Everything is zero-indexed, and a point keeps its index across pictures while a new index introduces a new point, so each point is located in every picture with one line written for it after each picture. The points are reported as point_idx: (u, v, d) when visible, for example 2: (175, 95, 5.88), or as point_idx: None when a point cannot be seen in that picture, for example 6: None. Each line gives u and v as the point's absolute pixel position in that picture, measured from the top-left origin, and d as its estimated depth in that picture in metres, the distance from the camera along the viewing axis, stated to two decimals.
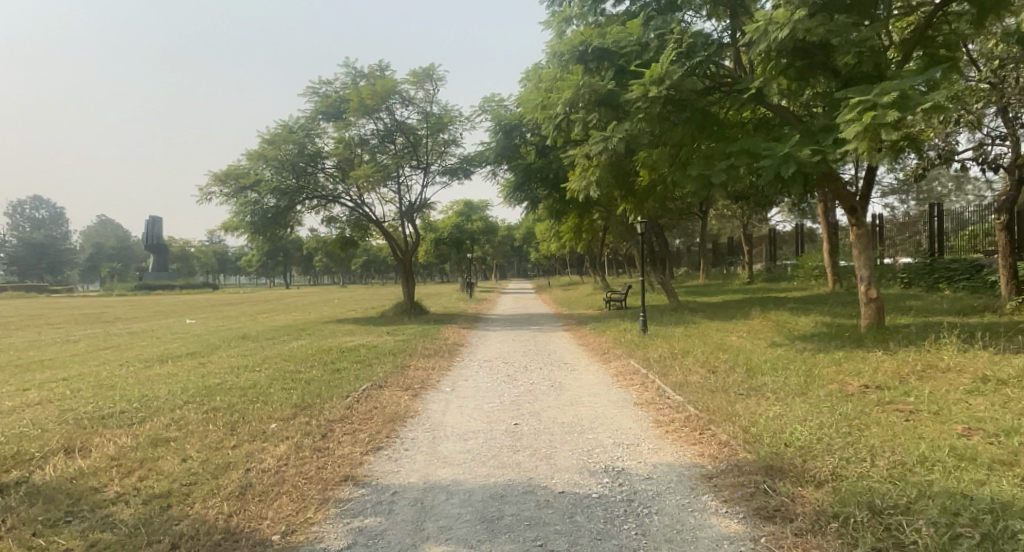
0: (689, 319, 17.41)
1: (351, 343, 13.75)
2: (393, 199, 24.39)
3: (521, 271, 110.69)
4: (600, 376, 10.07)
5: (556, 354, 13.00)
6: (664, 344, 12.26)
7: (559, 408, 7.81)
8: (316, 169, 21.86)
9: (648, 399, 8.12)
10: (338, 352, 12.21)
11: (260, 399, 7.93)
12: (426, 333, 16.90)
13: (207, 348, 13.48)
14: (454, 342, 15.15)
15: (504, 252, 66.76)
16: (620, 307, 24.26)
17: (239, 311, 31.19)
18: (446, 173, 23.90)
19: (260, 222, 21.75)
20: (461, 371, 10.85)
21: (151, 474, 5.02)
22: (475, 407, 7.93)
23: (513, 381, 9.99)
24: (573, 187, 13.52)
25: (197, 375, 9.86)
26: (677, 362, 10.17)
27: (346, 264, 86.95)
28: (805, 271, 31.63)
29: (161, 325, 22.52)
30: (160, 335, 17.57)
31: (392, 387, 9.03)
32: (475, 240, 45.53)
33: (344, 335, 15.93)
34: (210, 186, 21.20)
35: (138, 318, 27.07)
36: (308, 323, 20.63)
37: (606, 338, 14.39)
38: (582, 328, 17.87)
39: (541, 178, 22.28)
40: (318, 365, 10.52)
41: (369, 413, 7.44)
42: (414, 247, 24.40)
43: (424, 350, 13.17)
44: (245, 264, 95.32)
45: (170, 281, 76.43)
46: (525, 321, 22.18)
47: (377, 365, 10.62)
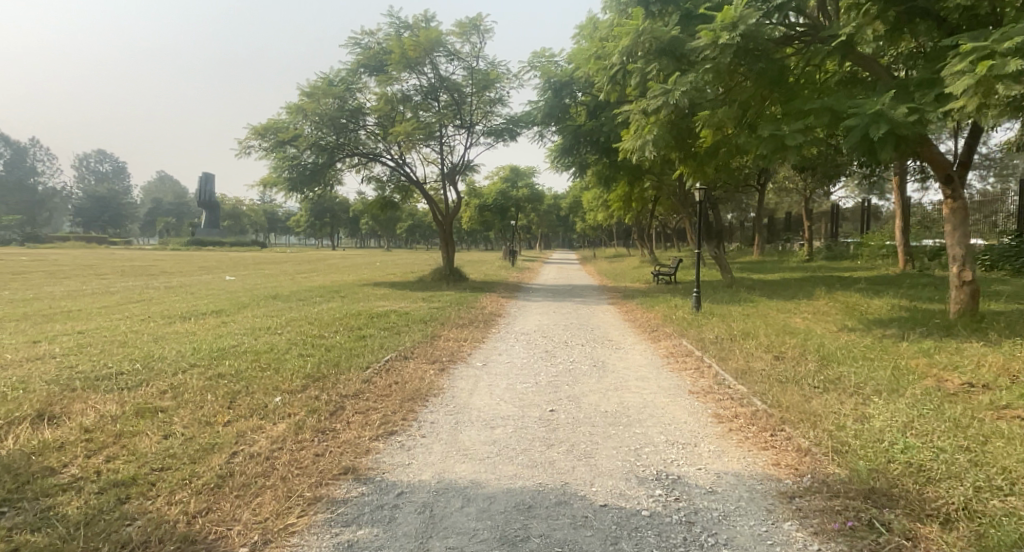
0: (745, 297, 16.11)
1: (383, 308, 13.03)
2: (435, 160, 23.54)
3: (566, 241, 109.21)
4: (648, 358, 9.06)
5: (600, 330, 12.01)
6: (720, 324, 11.12)
7: (601, 394, 6.86)
8: (357, 126, 21.16)
9: (704, 388, 7.09)
10: (367, 317, 11.51)
11: (271, 366, 7.25)
12: (463, 300, 16.09)
13: (236, 306, 12.97)
14: (491, 312, 14.29)
15: (549, 221, 65.49)
16: (669, 281, 23.01)
17: (280, 270, 31.08)
18: (491, 134, 22.87)
19: (299, 178, 21.24)
20: (495, 345, 10.00)
21: (122, 454, 4.29)
22: (506, 387, 7.07)
23: (551, 358, 9.09)
24: (626, 148, 12.34)
25: (215, 336, 9.29)
26: (737, 345, 9.06)
27: (390, 228, 87.07)
28: (871, 250, 29.59)
29: (201, 281, 22.38)
30: (194, 291, 17.28)
31: (416, 360, 8.21)
32: (519, 207, 44.47)
33: (377, 300, 15.27)
34: (249, 139, 20.69)
35: (180, 273, 27.18)
36: (344, 285, 20.13)
37: (654, 314, 13.31)
38: (629, 302, 16.78)
39: (590, 142, 21.05)
40: (342, 331, 9.84)
41: (387, 389, 6.64)
42: (455, 211, 23.54)
43: (458, 320, 12.37)
44: (294, 225, 96.58)
45: (221, 239, 77.92)
46: (568, 292, 21.18)
47: (405, 334, 9.88)
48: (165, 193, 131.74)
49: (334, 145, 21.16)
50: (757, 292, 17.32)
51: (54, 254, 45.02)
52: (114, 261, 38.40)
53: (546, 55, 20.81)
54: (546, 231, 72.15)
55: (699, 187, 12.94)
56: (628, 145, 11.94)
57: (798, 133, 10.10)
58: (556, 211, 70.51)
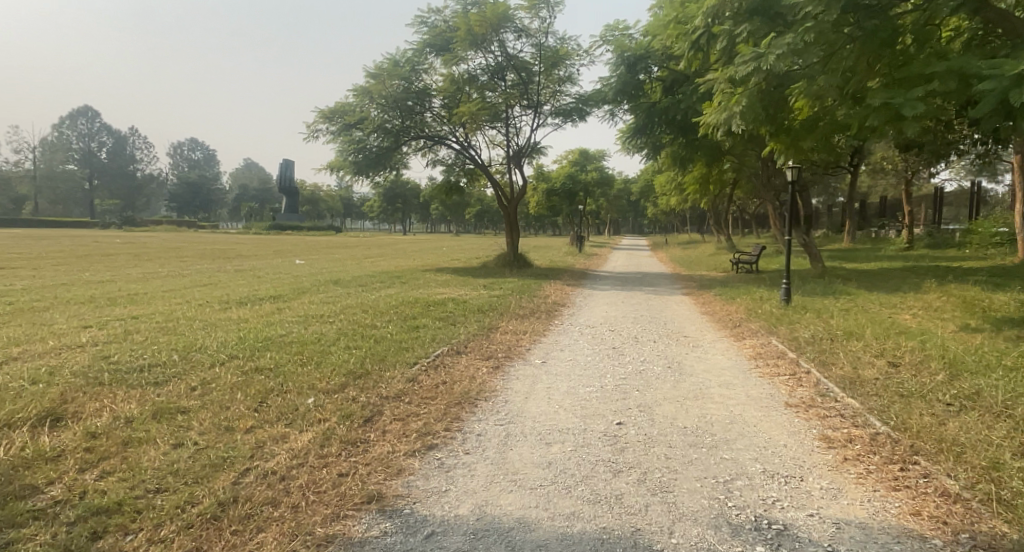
0: (838, 289, 14.57)
1: (441, 297, 12.40)
2: (501, 142, 22.77)
3: (637, 227, 106.62)
4: (732, 360, 7.98)
5: (676, 324, 10.96)
6: (815, 321, 9.86)
7: (679, 404, 5.91)
8: (423, 107, 20.66)
9: (802, 401, 6.01)
10: (423, 307, 10.88)
11: (311, 360, 6.67)
12: (527, 288, 15.30)
13: (293, 292, 12.63)
14: (556, 302, 13.43)
15: (619, 206, 63.70)
16: (750, 270, 21.45)
17: (346, 254, 31.24)
18: (559, 115, 21.91)
19: (364, 162, 20.90)
20: (558, 340, 9.15)
21: (118, 468, 3.72)
22: (568, 392, 6.22)
23: (620, 357, 8.15)
24: (709, 122, 11.14)
25: (263, 323, 8.86)
26: (837, 348, 7.87)
27: (459, 213, 87.30)
28: (981, 238, 26.84)
29: (270, 264, 22.55)
30: (260, 275, 17.32)
31: (469, 356, 7.48)
32: (589, 191, 43.15)
33: (438, 287, 14.69)
34: (317, 123, 20.46)
35: (251, 257, 27.62)
36: (407, 271, 19.79)
37: (737, 308, 12.10)
38: (706, 293, 15.55)
39: (666, 120, 19.79)
40: (395, 323, 9.23)
41: (434, 390, 5.93)
42: (521, 195, 22.71)
43: (520, 311, 11.59)
44: (368, 210, 98.44)
45: (298, 223, 80.15)
46: (639, 281, 20.05)
47: (460, 328, 9.16)
48: (247, 179, 137.18)
49: (400, 127, 20.70)
50: (852, 284, 15.69)
51: (142, 237, 47.26)
52: (195, 244, 39.86)
53: (619, 28, 19.56)
54: (617, 217, 70.39)
55: (790, 168, 11.60)
56: (711, 119, 10.75)
57: (915, 102, 8.68)
58: (626, 196, 68.59)
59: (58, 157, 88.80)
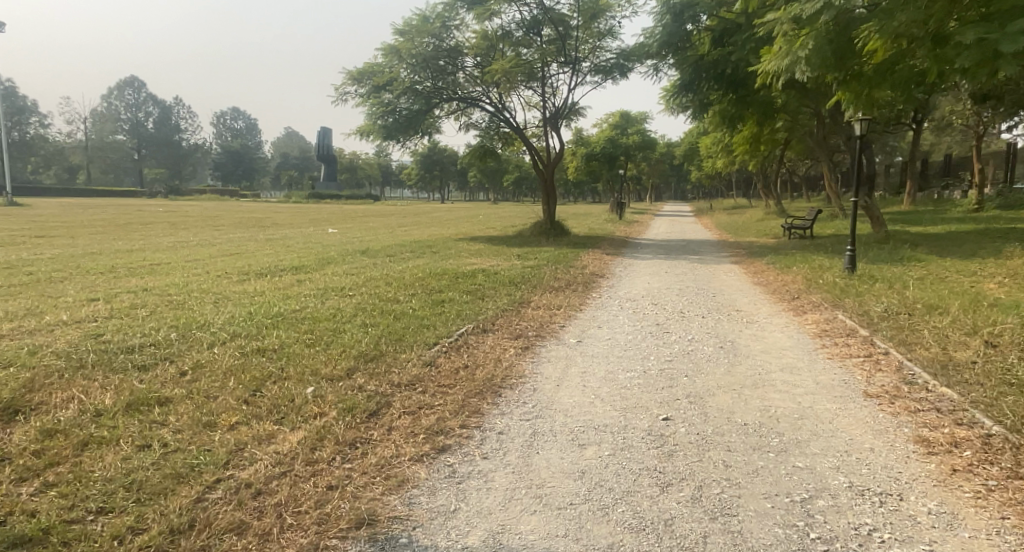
0: (906, 257, 13.35)
1: (471, 268, 11.68)
2: (537, 104, 21.75)
3: (680, 192, 103.96)
4: (793, 339, 7.06)
5: (726, 296, 10.05)
6: (887, 293, 8.83)
7: (736, 395, 5.07)
8: (455, 67, 19.77)
9: (885, 391, 5.12)
10: (452, 279, 10.21)
11: (322, 339, 6.04)
12: (563, 258, 14.45)
13: (317, 262, 12.09)
14: (594, 273, 12.57)
15: (661, 171, 61.79)
16: (804, 236, 20.14)
17: (381, 222, 30.90)
18: (598, 72, 20.78)
19: (394, 126, 20.13)
20: (596, 317, 8.36)
21: (62, 478, 3.11)
22: (606, 381, 5.46)
23: (664, 335, 7.32)
24: (768, 69, 9.97)
25: (280, 296, 8.31)
26: (916, 327, 6.90)
27: (496, 179, 86.21)
28: None
29: (302, 233, 22.21)
30: (291, 244, 17.02)
31: (496, 336, 6.76)
32: (630, 155, 41.59)
33: (469, 257, 14.03)
34: (345, 85, 19.73)
35: (286, 225, 27.46)
36: (439, 240, 19.13)
37: (794, 278, 11.08)
38: (757, 261, 14.46)
39: (714, 74, 18.66)
40: (420, 298, 8.58)
41: (453, 376, 5.24)
42: (558, 159, 21.74)
43: (556, 282, 10.82)
44: (407, 178, 98.14)
45: (337, 192, 80.26)
46: (684, 249, 18.97)
47: (490, 304, 8.47)
48: (288, 148, 138.39)
49: (431, 88, 19.90)
50: (921, 251, 14.40)
51: (186, 207, 48.04)
52: (234, 213, 40.09)
53: None
54: (658, 182, 68.39)
55: (859, 122, 10.42)
56: (772, 66, 9.77)
57: (1017, 36, 7.49)
58: (669, 160, 66.48)
59: (105, 129, 90.65)
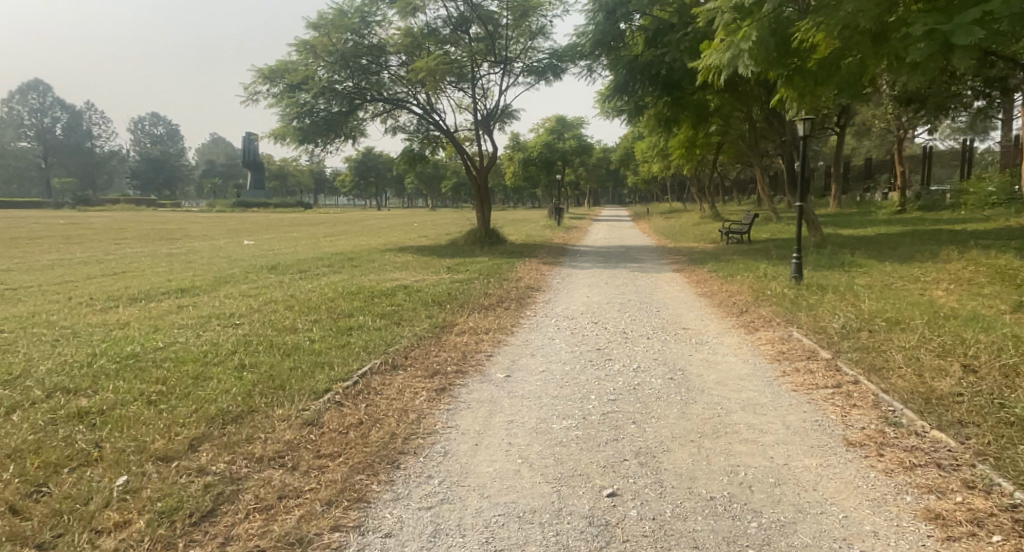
0: (848, 262, 12.95)
1: (391, 285, 10.43)
2: (468, 105, 20.66)
3: (617, 197, 104.80)
4: (751, 364, 6.19)
5: (671, 312, 9.22)
6: (841, 306, 8.15)
7: (695, 451, 4.07)
8: (378, 65, 18.53)
9: (868, 437, 4.21)
10: (367, 300, 8.98)
11: (173, 392, 4.71)
12: (496, 270, 13.35)
13: (213, 282, 10.54)
14: (529, 286, 11.54)
15: (599, 177, 61.93)
16: (741, 241, 19.80)
17: (305, 232, 29.17)
18: (530, 73, 19.97)
19: (311, 128, 18.61)
20: (530, 342, 7.29)
21: None
22: (537, 436, 4.35)
23: (607, 365, 6.31)
24: (708, 64, 9.18)
25: (148, 329, 6.88)
26: (883, 348, 6.13)
27: (434, 185, 84.46)
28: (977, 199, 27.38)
29: (215, 245, 20.42)
30: (197, 258, 15.42)
31: (406, 377, 5.57)
32: (567, 160, 41.01)
33: (393, 271, 12.85)
34: (256, 84, 18.09)
35: (201, 237, 25.49)
36: (364, 251, 17.72)
37: (739, 288, 10.36)
38: (698, 269, 13.78)
39: (648, 75, 18.04)
40: (322, 327, 7.30)
41: (338, 441, 4.03)
42: (492, 163, 20.67)
43: (486, 299, 9.75)
44: (340, 185, 95.06)
45: (265, 200, 76.71)
46: (623, 256, 18.22)
47: (404, 331, 7.27)
48: (215, 154, 132.78)
49: (352, 88, 18.58)
50: (860, 255, 14.06)
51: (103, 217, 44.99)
52: (150, 224, 37.53)
53: None
54: (596, 187, 68.31)
55: (802, 122, 9.78)
56: (713, 61, 8.95)
57: (971, 27, 7.15)
58: (606, 165, 66.88)
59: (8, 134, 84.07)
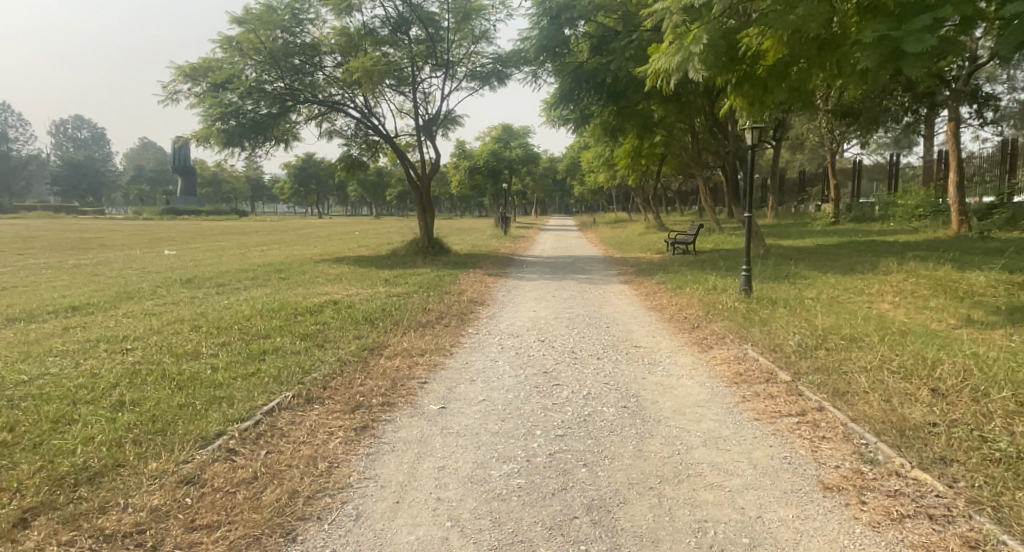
0: (794, 274, 12.83)
1: (320, 300, 9.57)
2: (410, 109, 19.90)
3: (562, 206, 105.68)
4: (708, 388, 5.68)
5: (620, 328, 8.71)
6: (795, 321, 7.80)
7: (655, 503, 3.50)
8: (312, 66, 17.71)
9: (845, 479, 3.72)
10: (290, 318, 8.12)
11: (20, 444, 3.82)
12: (437, 283, 12.64)
13: (117, 298, 9.45)
14: (471, 300, 10.87)
15: (545, 186, 61.94)
16: (686, 251, 19.69)
17: (236, 241, 27.63)
18: (473, 77, 19.46)
19: (238, 130, 17.45)
20: (469, 365, 6.61)
21: None
22: (472, 487, 3.69)
23: (553, 392, 5.69)
24: (656, 67, 8.74)
25: (19, 357, 5.88)
26: (846, 368, 5.74)
27: (377, 193, 82.81)
28: (905, 210, 28.43)
29: (133, 255, 18.98)
30: (109, 270, 14.15)
31: (322, 414, 4.82)
32: (512, 169, 40.62)
33: (325, 284, 11.98)
34: (176, 82, 16.83)
35: (121, 246, 23.79)
36: (297, 262, 16.68)
37: (688, 302, 9.97)
38: (646, 281, 13.43)
39: (593, 82, 17.73)
40: (232, 352, 6.41)
41: (221, 506, 3.28)
42: (434, 169, 19.95)
43: (425, 315, 9.04)
44: (280, 192, 92.19)
45: (198, 207, 73.42)
46: (569, 267, 17.80)
47: (327, 355, 6.45)
48: (145, 159, 126.76)
49: (283, 89, 17.65)
50: (805, 267, 13.99)
51: (19, 224, 42.02)
52: (71, 231, 35.11)
53: None
54: (542, 196, 68.41)
55: (751, 131, 9.48)
56: (661, 66, 8.47)
57: (922, 34, 6.92)
58: (552, 174, 67.01)
59: None
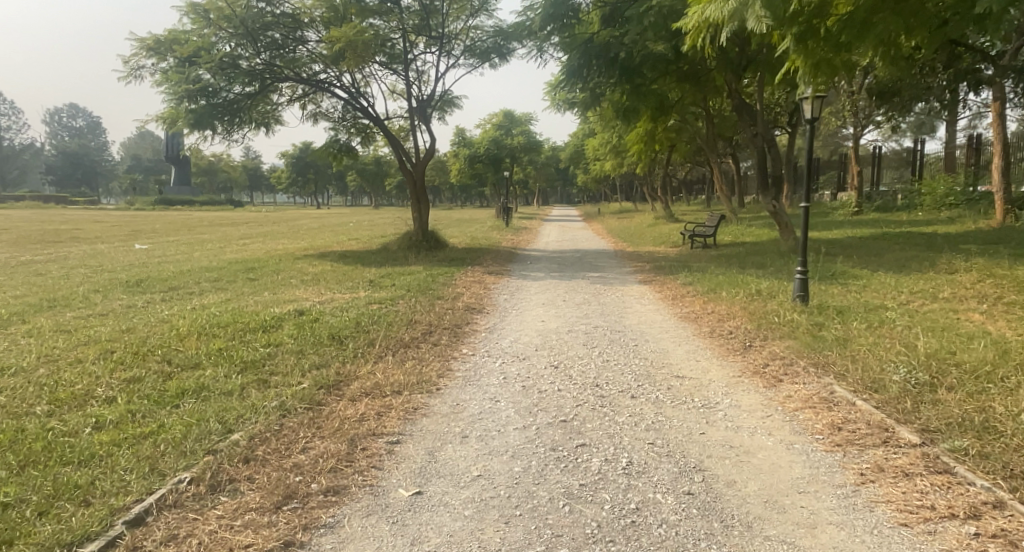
0: (841, 273, 11.12)
1: (283, 310, 7.89)
2: (401, 90, 18.21)
3: (563, 195, 104.01)
4: (802, 456, 3.96)
5: (651, 347, 7.02)
6: (881, 342, 6.07)
7: None
8: (294, 40, 16.11)
9: None
10: (236, 336, 6.40)
11: None
12: (429, 285, 10.96)
13: (34, 308, 7.75)
14: (467, 308, 9.19)
15: (548, 176, 60.06)
16: (705, 245, 17.99)
17: (221, 234, 25.83)
18: (471, 54, 17.95)
19: (208, 109, 15.62)
20: (461, 412, 4.89)
21: None
22: None
23: (579, 460, 3.97)
24: (699, 19, 6.99)
25: None
26: (1000, 426, 4.02)
27: (377, 182, 81.02)
28: (933, 199, 26.61)
29: (98, 250, 17.28)
30: (57, 268, 12.49)
31: (228, 516, 3.12)
32: (514, 157, 38.81)
33: (298, 287, 10.26)
34: (137, 56, 15.02)
35: (92, 239, 22.08)
36: (275, 258, 15.00)
37: (730, 311, 8.28)
38: (669, 282, 11.74)
39: (604, 57, 16.01)
40: (138, 395, 4.68)
41: None
42: (429, 154, 18.12)
43: (408, 331, 7.31)
44: (278, 182, 90.44)
45: (191, 197, 71.56)
46: (578, 262, 16.10)
47: (267, 398, 4.71)
48: (142, 149, 124.97)
49: (261, 65, 16.04)
50: (850, 264, 12.22)
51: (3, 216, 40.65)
52: (52, 223, 33.36)
53: None
54: (546, 185, 66.64)
55: (810, 101, 7.78)
56: (709, 17, 6.68)
57: None
58: (554, 162, 65.08)
59: None
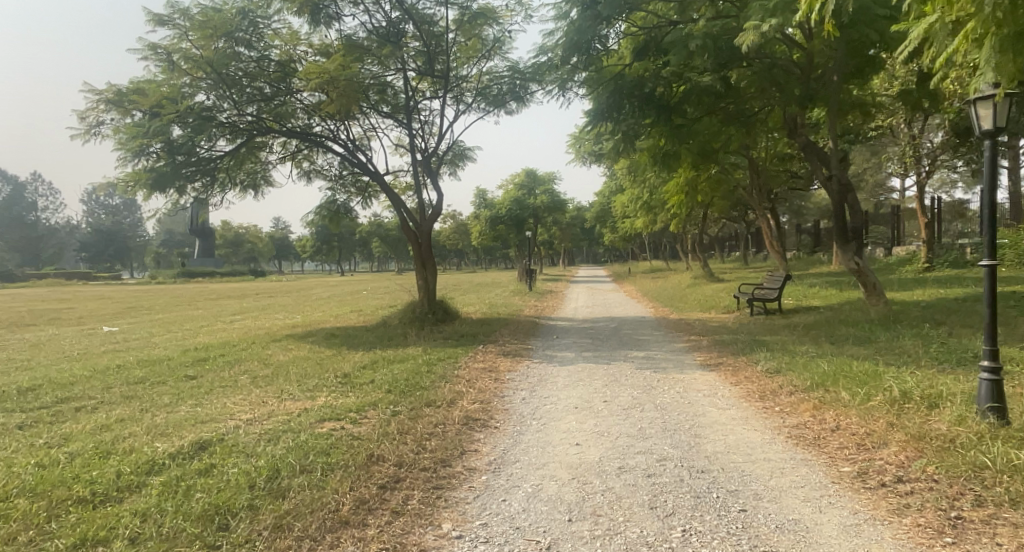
0: (990, 355, 8.05)
1: (174, 444, 5.12)
2: (406, 143, 16.00)
3: (590, 255, 102.32)
4: None
5: (770, 513, 4.05)
6: None
7: None
8: (282, 90, 14.00)
9: None
10: (33, 523, 3.62)
11: None
12: (421, 379, 8.16)
13: None
14: (466, 425, 6.34)
15: (572, 237, 57.74)
16: (768, 310, 15.01)
17: (215, 308, 23.41)
18: (483, 99, 15.78)
19: (173, 169, 13.24)
20: None
21: None
22: None
23: None
24: None
25: None
26: None
27: (400, 247, 79.67)
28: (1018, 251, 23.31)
29: (53, 336, 14.84)
30: None
31: None
32: (538, 217, 36.35)
33: (239, 391, 7.43)
34: (92, 110, 12.77)
35: (67, 319, 19.75)
36: (246, 340, 12.42)
37: (874, 433, 5.31)
38: (743, 368, 8.76)
39: (638, 95, 13.55)
40: None
41: None
42: (436, 212, 15.61)
43: (358, 483, 4.47)
44: (303, 250, 89.96)
45: (212, 269, 70.43)
46: (616, 336, 13.16)
47: None
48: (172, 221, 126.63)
49: (243, 117, 13.89)
50: (986, 339, 9.15)
51: (14, 294, 39.26)
52: (50, 301, 31.36)
53: None
54: (572, 244, 64.36)
55: (988, 110, 5.10)
56: None
57: None
58: (578, 222, 63.01)
59: None
